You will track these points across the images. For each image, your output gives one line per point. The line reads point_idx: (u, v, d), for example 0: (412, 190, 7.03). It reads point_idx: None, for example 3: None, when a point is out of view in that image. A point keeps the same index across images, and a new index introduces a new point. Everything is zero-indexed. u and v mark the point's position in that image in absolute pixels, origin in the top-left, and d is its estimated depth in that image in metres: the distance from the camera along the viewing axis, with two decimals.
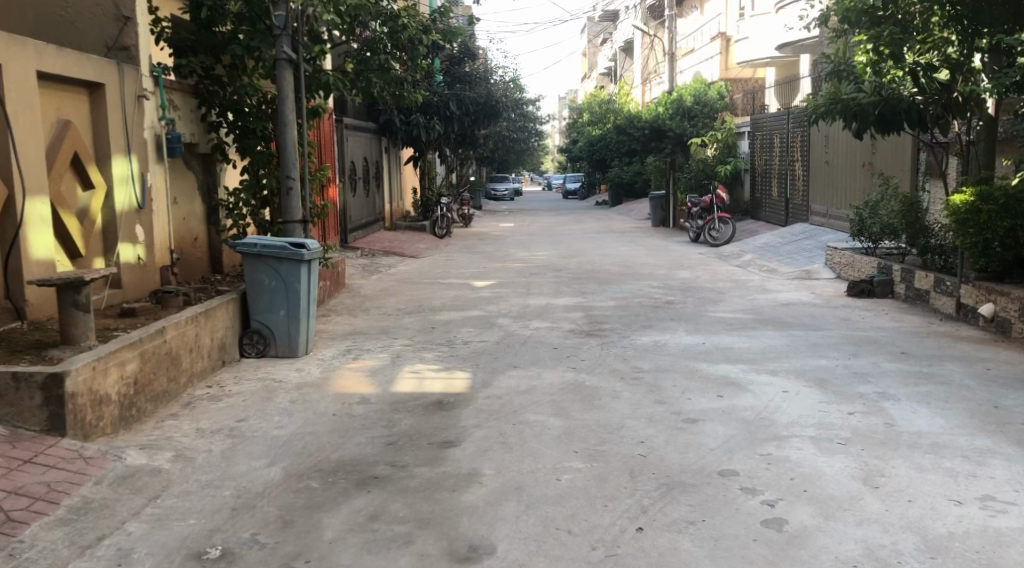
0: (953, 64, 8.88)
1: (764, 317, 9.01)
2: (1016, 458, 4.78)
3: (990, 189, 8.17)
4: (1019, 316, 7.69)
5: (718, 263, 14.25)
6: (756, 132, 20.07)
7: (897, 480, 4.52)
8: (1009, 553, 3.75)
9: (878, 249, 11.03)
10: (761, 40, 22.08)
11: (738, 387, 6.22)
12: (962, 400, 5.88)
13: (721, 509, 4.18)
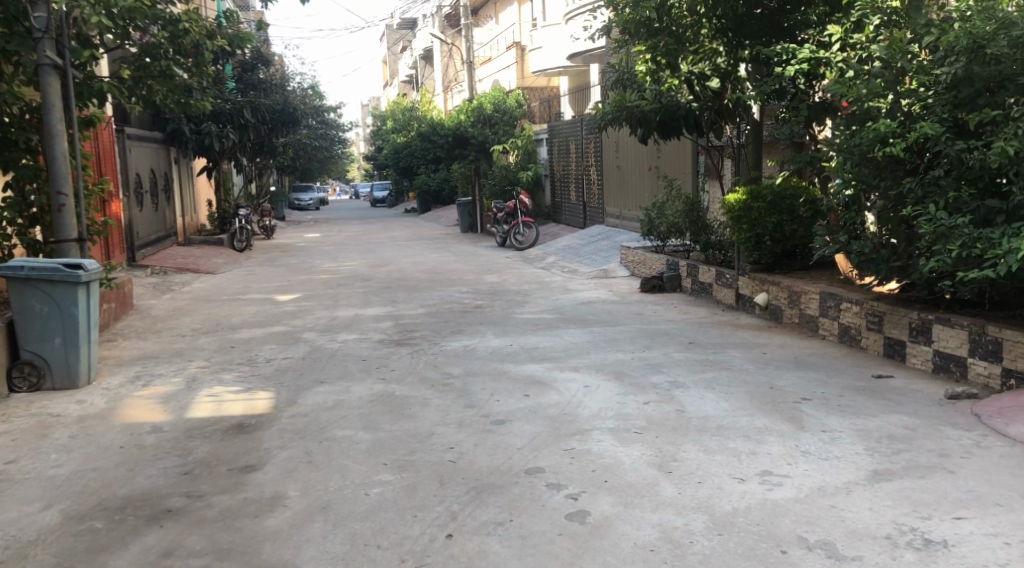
0: (723, 73, 9.61)
1: (566, 316, 9.35)
2: (789, 434, 5.24)
3: (759, 188, 8.90)
4: (788, 303, 8.40)
5: (523, 266, 14.64)
6: (553, 139, 20.76)
7: (688, 464, 4.82)
8: (784, 523, 4.10)
9: (665, 247, 11.73)
10: (553, 50, 22.89)
11: (543, 386, 6.42)
12: (743, 383, 6.37)
13: (528, 508, 4.31)
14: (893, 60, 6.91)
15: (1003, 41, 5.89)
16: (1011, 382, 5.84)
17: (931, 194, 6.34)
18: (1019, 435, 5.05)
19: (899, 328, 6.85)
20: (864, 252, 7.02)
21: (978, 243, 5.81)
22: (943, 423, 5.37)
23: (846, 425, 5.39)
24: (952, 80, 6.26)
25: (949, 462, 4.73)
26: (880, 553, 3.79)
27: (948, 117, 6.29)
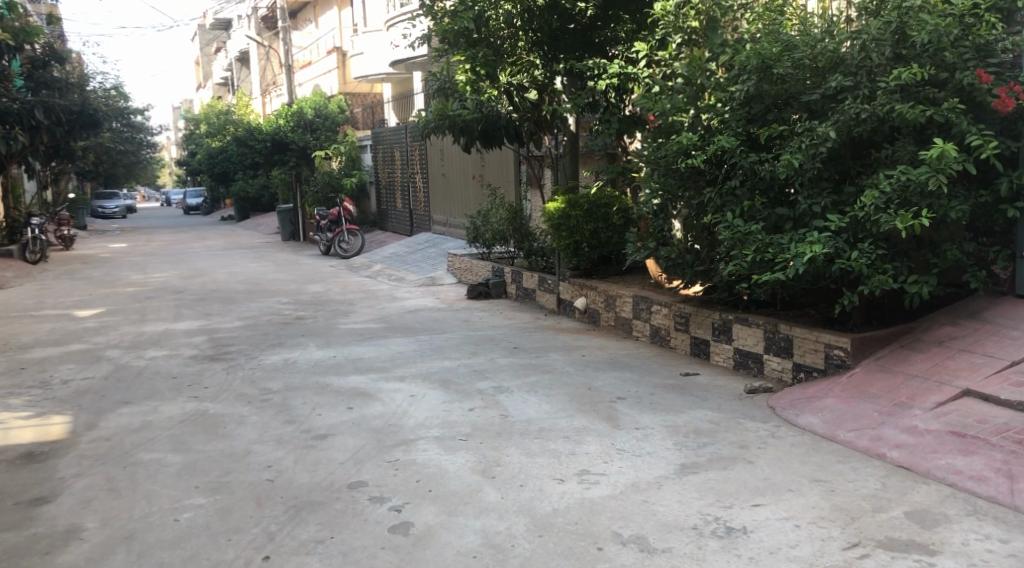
0: (540, 85, 9.89)
1: (391, 325, 9.29)
2: (606, 433, 5.45)
3: (576, 196, 9.20)
4: (605, 307, 8.73)
5: (348, 274, 14.43)
6: (377, 145, 20.58)
7: (510, 467, 4.92)
8: (600, 520, 4.25)
9: (490, 254, 11.91)
10: (374, 56, 22.72)
11: (367, 397, 6.36)
12: (562, 385, 6.56)
13: (349, 523, 4.26)
14: (694, 77, 7.26)
15: (787, 62, 6.39)
16: (800, 375, 6.34)
17: (729, 203, 6.77)
18: (808, 425, 5.48)
19: (704, 328, 7.27)
20: (671, 257, 7.44)
21: (770, 248, 6.27)
22: (744, 416, 5.75)
23: (657, 422, 5.66)
24: (745, 98, 6.68)
25: (748, 453, 5.07)
26: (688, 543, 4.00)
27: (742, 132, 6.74)
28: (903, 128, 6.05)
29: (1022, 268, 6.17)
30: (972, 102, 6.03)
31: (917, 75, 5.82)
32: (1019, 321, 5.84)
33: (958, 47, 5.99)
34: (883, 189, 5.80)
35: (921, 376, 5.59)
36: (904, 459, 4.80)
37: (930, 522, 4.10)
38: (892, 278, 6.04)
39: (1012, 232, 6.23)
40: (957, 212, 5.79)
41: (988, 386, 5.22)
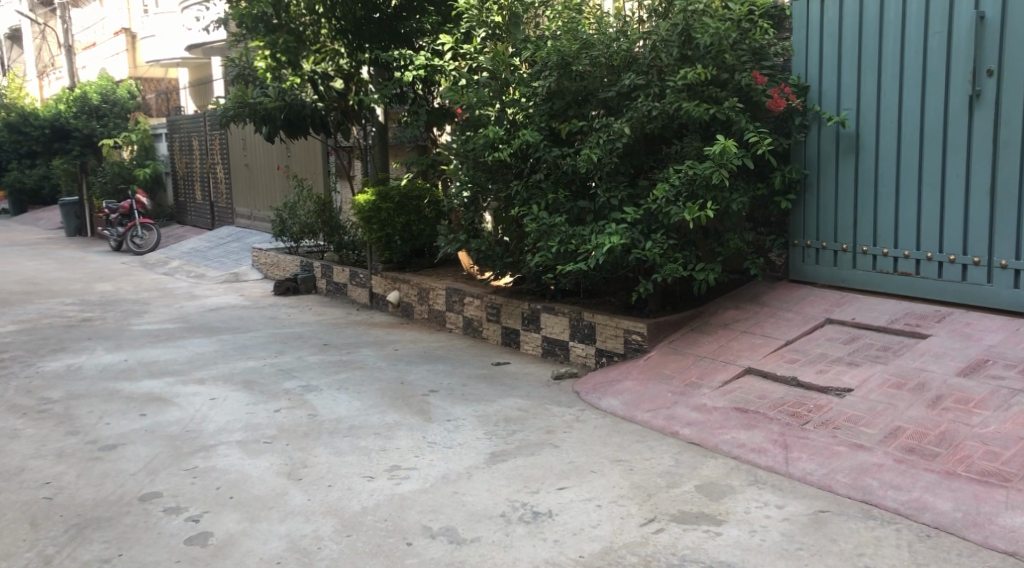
0: (346, 75, 9.71)
1: (191, 325, 8.86)
2: (416, 427, 5.45)
3: (386, 189, 9.15)
4: (418, 300, 8.73)
5: (143, 272, 13.62)
6: (173, 134, 19.52)
7: (318, 468, 4.82)
8: (409, 515, 4.26)
9: (299, 248, 11.57)
10: (167, 39, 21.49)
11: (162, 403, 6.04)
12: (374, 381, 6.51)
13: (140, 538, 4.04)
14: (498, 71, 7.37)
15: (586, 59, 6.63)
16: (603, 360, 6.62)
17: (534, 196, 6.93)
18: (609, 407, 5.73)
19: (514, 318, 7.42)
20: (481, 250, 7.49)
21: (573, 240, 6.46)
22: (550, 402, 5.94)
23: (467, 412, 5.73)
24: (547, 93, 6.87)
25: (553, 437, 5.24)
26: (496, 531, 4.08)
27: (545, 126, 6.93)
28: (690, 126, 6.42)
29: (794, 255, 6.73)
30: (750, 101, 6.46)
31: (701, 75, 6.18)
32: (793, 304, 6.37)
33: (736, 49, 6.40)
34: (673, 183, 6.16)
35: (710, 356, 5.98)
36: (695, 436, 5.11)
37: (717, 494, 4.40)
38: (683, 266, 6.42)
39: (786, 221, 6.79)
40: (738, 204, 6.21)
41: (767, 364, 5.66)
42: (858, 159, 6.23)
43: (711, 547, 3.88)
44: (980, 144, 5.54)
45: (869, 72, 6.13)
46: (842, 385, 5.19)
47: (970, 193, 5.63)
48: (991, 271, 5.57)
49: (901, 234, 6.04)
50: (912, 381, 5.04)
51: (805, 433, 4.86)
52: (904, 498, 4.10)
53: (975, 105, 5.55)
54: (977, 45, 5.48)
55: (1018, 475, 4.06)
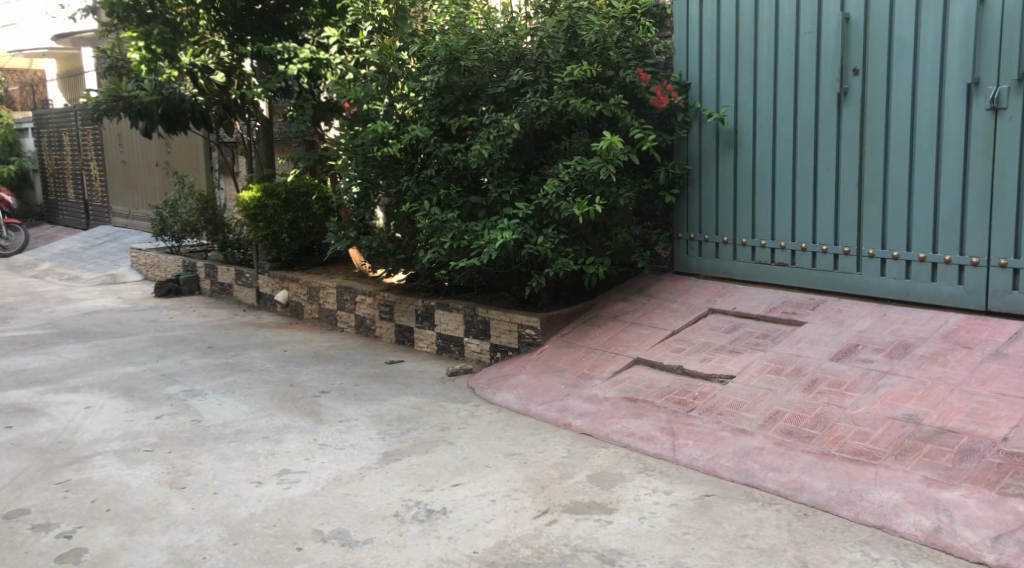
0: (228, 68, 9.40)
1: (64, 330, 8.47)
2: (307, 429, 5.37)
3: (272, 185, 8.92)
4: (308, 299, 8.58)
5: (10, 276, 12.92)
6: (41, 129, 18.56)
7: (202, 476, 4.69)
8: (299, 519, 4.19)
9: (180, 248, 11.19)
10: (33, 29, 20.41)
11: (32, 414, 5.75)
12: (262, 383, 6.36)
13: (6, 558, 3.85)
14: (385, 65, 7.37)
15: (474, 55, 6.62)
16: (497, 355, 6.66)
17: (425, 192, 6.88)
18: (503, 402, 5.76)
19: (407, 315, 7.38)
20: (372, 246, 7.32)
21: (465, 236, 6.44)
22: (444, 398, 5.93)
23: (360, 413, 5.68)
24: (436, 88, 6.85)
25: (447, 434, 5.24)
26: (389, 531, 4.06)
27: (434, 121, 6.90)
28: (578, 122, 6.52)
29: (679, 248, 6.92)
30: (634, 99, 6.60)
31: (587, 72, 6.28)
32: (679, 295, 6.56)
33: (620, 46, 6.51)
34: (562, 178, 6.24)
35: (600, 348, 6.10)
36: (586, 426, 5.20)
37: (608, 483, 4.49)
38: (573, 260, 6.50)
39: (670, 216, 6.98)
40: (625, 198, 6.36)
41: (654, 354, 5.81)
42: (737, 154, 6.45)
43: (601, 536, 3.96)
44: (848, 140, 5.82)
45: (746, 70, 6.35)
46: (725, 372, 5.37)
47: (840, 186, 5.90)
48: (860, 260, 5.86)
49: (777, 226, 6.29)
50: (790, 366, 5.26)
51: (691, 419, 5.01)
52: (783, 479, 4.28)
53: (843, 103, 5.83)
54: (844, 45, 5.76)
55: (886, 452, 4.29)
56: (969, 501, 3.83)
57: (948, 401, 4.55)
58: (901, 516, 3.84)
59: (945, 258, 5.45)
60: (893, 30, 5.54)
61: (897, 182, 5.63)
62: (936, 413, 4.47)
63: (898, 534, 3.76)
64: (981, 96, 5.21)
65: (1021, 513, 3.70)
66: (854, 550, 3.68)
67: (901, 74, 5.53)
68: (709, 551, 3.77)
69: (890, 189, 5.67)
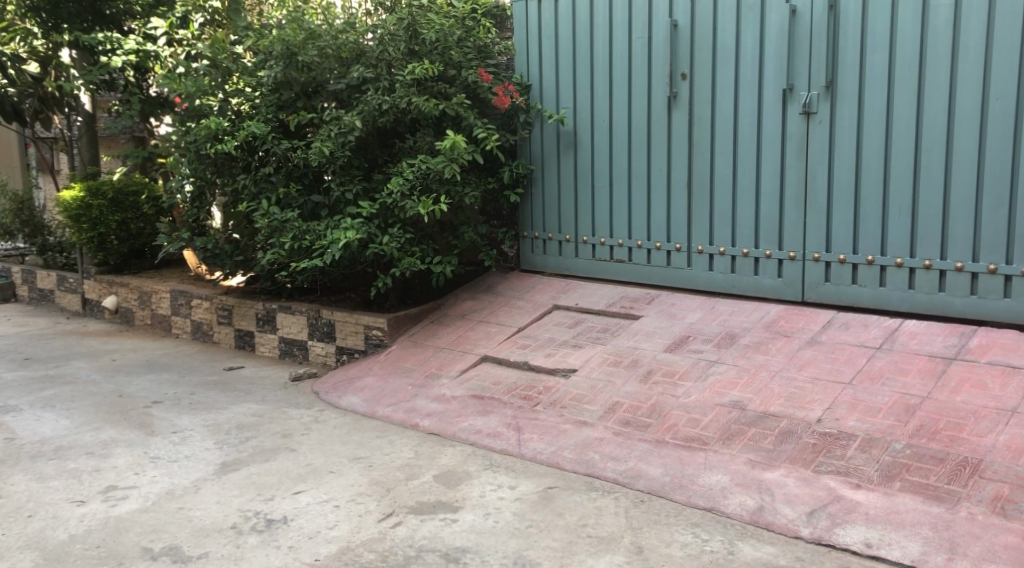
0: (42, 58, 8.91)
1: None
2: (137, 442, 5.12)
3: (97, 184, 8.38)
4: (139, 304, 8.18)
5: None
6: None
7: (16, 498, 4.38)
8: (126, 538, 4.00)
9: None
10: None
11: None
12: (87, 396, 6.01)
13: None
14: (218, 59, 7.01)
15: (312, 50, 6.49)
16: (343, 358, 6.55)
17: (263, 190, 6.66)
18: (349, 405, 5.66)
19: (247, 320, 7.14)
20: (207, 248, 6.98)
21: (307, 236, 6.28)
22: (287, 405, 5.78)
23: (196, 422, 5.46)
24: (273, 83, 6.65)
25: (290, 441, 5.11)
26: (225, 544, 3.93)
27: (272, 118, 6.66)
28: (421, 121, 6.50)
29: (524, 246, 7.04)
30: (477, 98, 6.63)
31: (428, 71, 6.27)
32: (523, 292, 6.66)
33: (461, 46, 6.54)
34: (406, 177, 6.20)
35: (448, 347, 6.11)
36: (433, 426, 5.19)
37: (454, 482, 4.50)
38: (420, 259, 6.48)
39: (515, 214, 7.08)
40: (470, 198, 6.39)
41: (500, 351, 5.88)
42: (576, 155, 6.61)
43: (446, 535, 3.97)
44: (678, 142, 6.08)
45: (583, 73, 6.51)
46: (567, 366, 5.50)
47: (672, 186, 6.15)
48: (691, 256, 6.13)
49: (615, 224, 6.49)
50: (628, 358, 5.44)
51: (535, 414, 5.10)
52: (622, 468, 4.42)
53: (672, 106, 6.08)
54: (672, 51, 6.00)
55: (715, 437, 4.51)
56: (788, 480, 4.09)
57: (770, 386, 4.83)
58: (729, 497, 4.05)
59: (767, 253, 5.78)
60: (717, 38, 5.83)
61: (722, 183, 5.92)
62: (759, 398, 4.74)
63: (726, 514, 3.95)
64: (795, 101, 5.54)
65: (833, 488, 3.98)
66: (685, 533, 3.85)
67: (724, 80, 5.83)
68: (550, 543, 3.85)
69: (716, 189, 5.96)
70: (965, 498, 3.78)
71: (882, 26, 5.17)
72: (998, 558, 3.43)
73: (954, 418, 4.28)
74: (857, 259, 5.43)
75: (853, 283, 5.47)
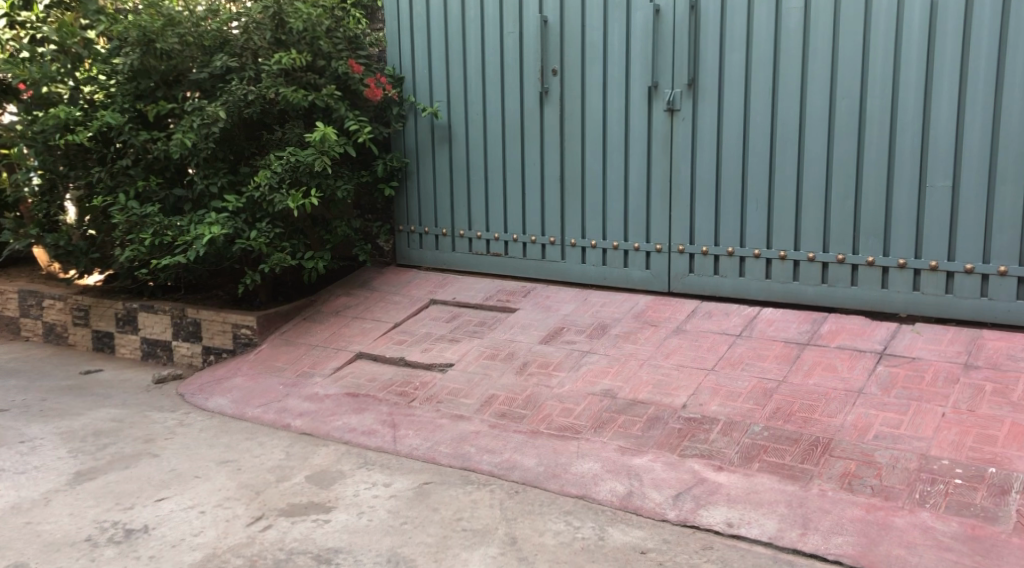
0: None
1: None
2: None
3: None
4: None
5: None
6: None
7: None
8: None
9: None
10: None
11: None
12: None
13: None
14: (66, 43, 6.56)
15: (172, 37, 6.19)
16: (211, 358, 6.33)
17: (121, 184, 6.36)
18: (217, 407, 5.47)
19: (105, 320, 6.80)
20: (59, 244, 6.60)
21: (168, 231, 6.02)
22: (149, 409, 5.54)
23: (48, 430, 5.16)
24: (129, 72, 6.31)
25: (152, 447, 4.89)
26: (79, 559, 3.73)
27: (129, 108, 6.36)
28: (290, 112, 6.33)
29: (400, 240, 6.96)
30: (347, 90, 6.50)
31: (296, 61, 6.10)
32: (399, 287, 6.58)
33: (331, 36, 6.38)
34: (275, 170, 6.02)
35: (321, 345, 5.98)
36: (305, 425, 5.06)
37: (326, 482, 4.41)
38: (291, 255, 6.32)
39: (390, 208, 6.99)
40: (343, 191, 6.27)
41: (376, 347, 5.79)
42: (450, 149, 6.58)
43: (318, 536, 3.88)
44: (550, 137, 6.14)
45: (456, 66, 6.47)
46: (443, 361, 5.47)
47: (544, 179, 6.20)
48: (564, 249, 6.21)
49: (489, 218, 6.50)
50: (503, 351, 5.45)
51: (411, 410, 5.05)
52: (496, 460, 4.43)
53: (544, 102, 6.12)
54: (542, 47, 6.04)
55: (587, 426, 4.57)
56: (656, 465, 4.18)
57: (639, 374, 4.93)
58: (600, 484, 4.11)
59: (636, 245, 5.90)
60: (586, 35, 5.90)
61: (593, 177, 6.01)
62: (630, 387, 4.83)
63: (597, 502, 4.01)
64: (659, 99, 5.67)
65: (697, 471, 4.10)
66: (558, 521, 3.88)
67: (593, 76, 5.91)
68: (425, 539, 3.82)
69: (586, 183, 6.05)
70: (816, 475, 3.96)
71: (740, 26, 5.34)
72: (845, 530, 3.60)
73: (807, 401, 4.48)
74: (719, 251, 5.61)
75: (715, 273, 5.65)
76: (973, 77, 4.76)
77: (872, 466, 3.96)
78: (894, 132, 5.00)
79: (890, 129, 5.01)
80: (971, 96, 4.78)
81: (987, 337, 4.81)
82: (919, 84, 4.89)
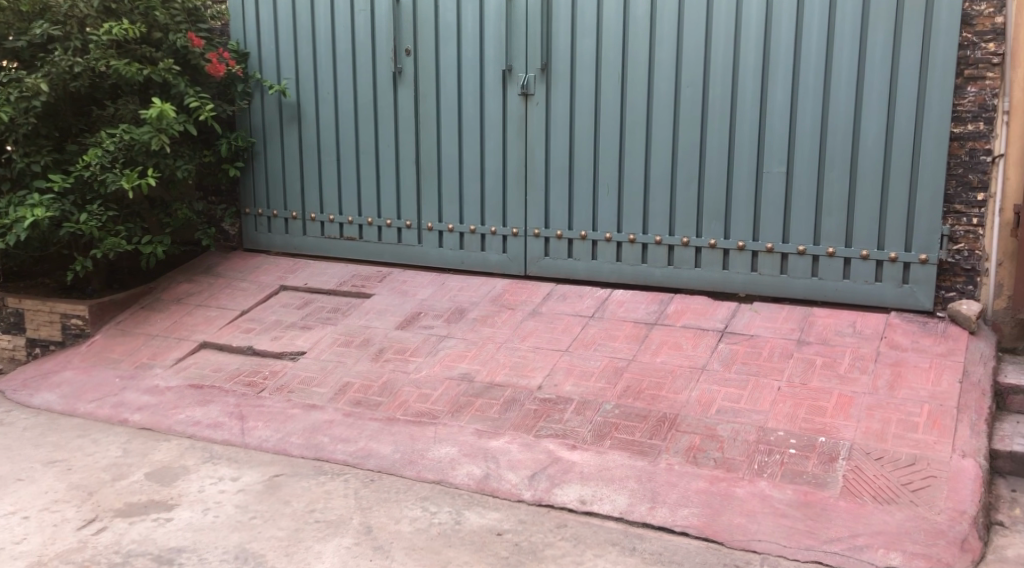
0: None
1: None
2: None
3: None
4: None
5: None
6: None
7: None
8: None
9: None
10: None
11: None
12: None
13: None
14: None
15: None
16: (36, 350, 5.95)
17: None
18: (45, 403, 5.08)
19: None
20: None
21: None
22: None
23: None
24: None
25: None
26: None
27: None
28: (123, 87, 5.94)
29: (247, 224, 6.69)
30: (187, 64, 6.17)
31: (129, 31, 5.70)
32: (246, 274, 6.32)
33: (168, 7, 6.03)
34: (106, 148, 5.64)
35: (161, 335, 5.66)
36: (145, 420, 4.77)
37: (168, 478, 4.17)
38: (126, 239, 5.95)
39: (236, 190, 6.70)
40: (182, 171, 5.97)
41: (222, 336, 5.54)
42: (300, 129, 6.36)
43: (158, 536, 3.67)
44: (404, 119, 6.03)
45: (305, 44, 6.25)
46: (295, 349, 5.29)
47: (399, 162, 6.09)
48: (420, 234, 6.13)
49: (342, 201, 6.33)
50: (358, 338, 5.33)
51: (260, 400, 4.85)
52: (351, 449, 4.31)
53: (397, 82, 6.00)
54: (395, 27, 5.92)
55: (444, 411, 4.52)
56: (512, 447, 4.19)
57: (496, 357, 4.93)
58: (457, 468, 4.07)
59: (492, 229, 5.90)
60: (439, 16, 5.81)
61: (448, 160, 5.95)
62: (486, 369, 4.82)
63: (454, 486, 3.98)
64: (513, 82, 5.67)
65: (552, 451, 4.13)
66: (414, 508, 3.83)
67: (447, 58, 5.84)
68: (275, 533, 3.68)
69: (440, 167, 5.98)
70: (664, 450, 4.07)
71: (590, 12, 5.40)
72: (691, 502, 3.72)
73: (655, 379, 4.59)
74: (572, 235, 5.68)
75: (569, 256, 5.72)
76: (805, 69, 4.99)
77: (715, 439, 4.10)
78: (735, 119, 5.19)
79: (731, 117, 5.19)
80: (803, 87, 5.01)
81: (818, 315, 5.08)
82: (757, 73, 5.09)
